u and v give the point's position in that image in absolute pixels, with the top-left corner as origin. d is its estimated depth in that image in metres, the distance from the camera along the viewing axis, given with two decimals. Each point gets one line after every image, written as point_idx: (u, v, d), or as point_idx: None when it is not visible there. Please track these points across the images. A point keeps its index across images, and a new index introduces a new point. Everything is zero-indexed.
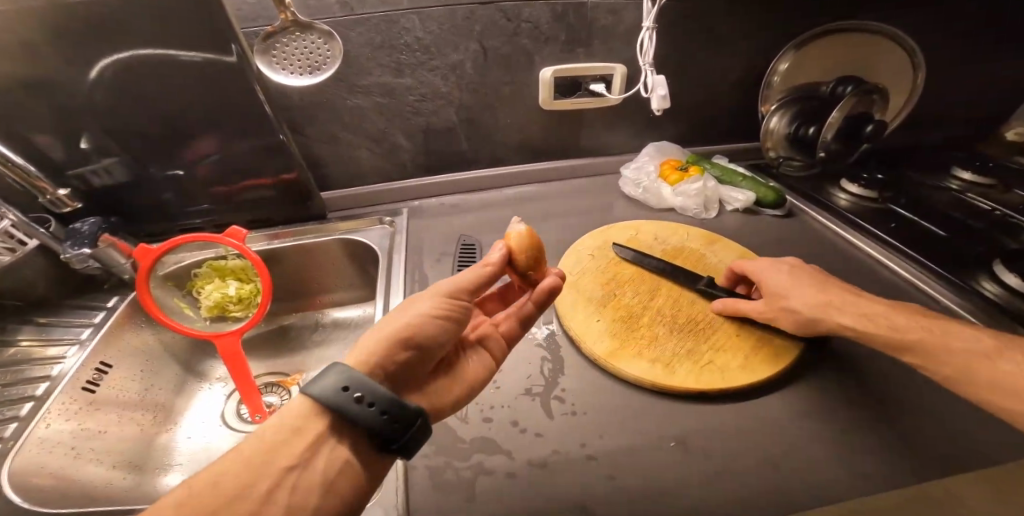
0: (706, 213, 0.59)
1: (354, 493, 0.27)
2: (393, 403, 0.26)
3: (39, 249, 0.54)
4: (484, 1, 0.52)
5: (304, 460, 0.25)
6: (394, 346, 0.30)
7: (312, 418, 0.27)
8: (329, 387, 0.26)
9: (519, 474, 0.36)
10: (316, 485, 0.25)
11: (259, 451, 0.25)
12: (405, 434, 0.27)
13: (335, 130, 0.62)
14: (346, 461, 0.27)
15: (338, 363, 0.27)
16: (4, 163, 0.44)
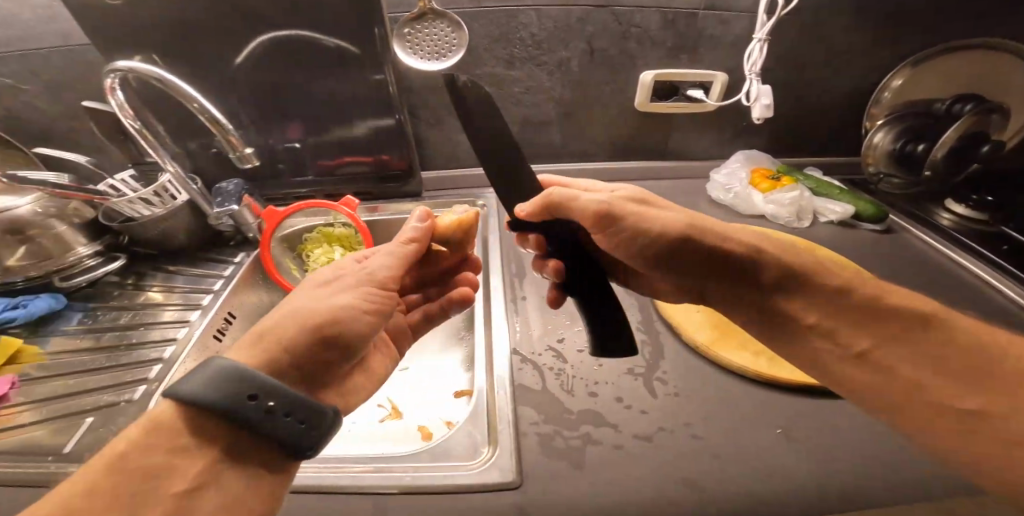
0: (801, 223, 0.59)
1: (258, 498, 0.29)
2: (298, 406, 0.30)
3: (189, 206, 0.63)
4: (600, 4, 0.55)
5: (200, 479, 0.27)
6: (313, 339, 0.35)
7: (192, 433, 0.28)
8: (216, 395, 0.28)
9: (626, 445, 0.39)
10: (221, 498, 0.28)
11: (123, 471, 0.25)
12: (315, 430, 0.31)
13: (443, 115, 0.67)
14: (244, 471, 0.30)
15: (211, 364, 0.29)
16: (204, 114, 0.45)
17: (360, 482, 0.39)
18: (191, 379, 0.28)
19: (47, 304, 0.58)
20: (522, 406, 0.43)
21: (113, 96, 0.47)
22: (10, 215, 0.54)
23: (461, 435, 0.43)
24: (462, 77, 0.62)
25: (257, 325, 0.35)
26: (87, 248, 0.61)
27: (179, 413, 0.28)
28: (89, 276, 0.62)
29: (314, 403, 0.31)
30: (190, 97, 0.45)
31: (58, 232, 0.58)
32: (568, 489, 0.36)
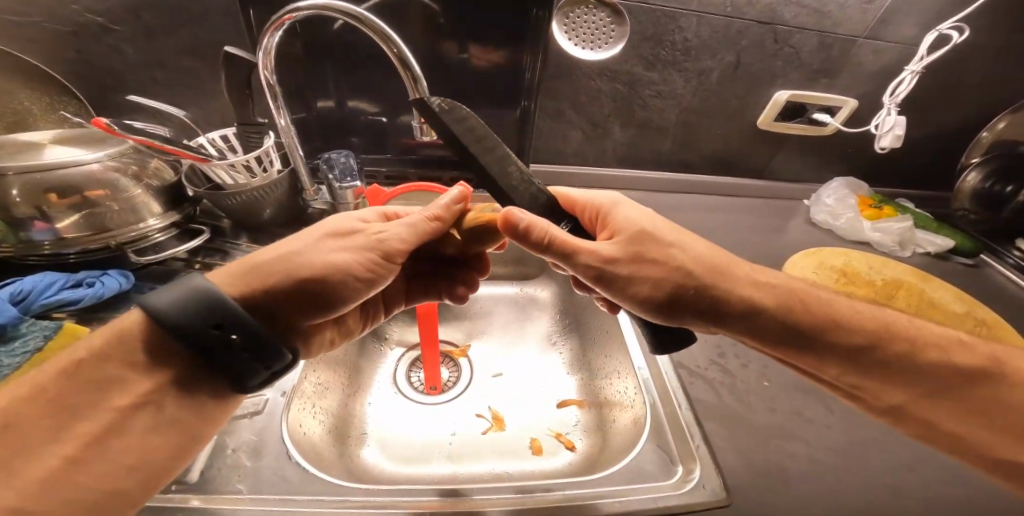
0: (902, 251, 0.70)
1: (197, 420, 0.32)
2: (265, 348, 0.31)
3: (288, 174, 0.58)
4: (762, 21, 0.61)
5: (141, 398, 0.30)
6: (295, 288, 0.35)
7: (147, 353, 0.30)
8: (182, 321, 0.29)
9: (822, 459, 0.42)
10: (156, 419, 0.30)
11: (82, 385, 0.29)
12: (268, 373, 0.32)
13: (565, 108, 0.68)
14: (189, 394, 0.32)
15: (199, 289, 0.30)
16: (408, 66, 0.43)
17: (573, 499, 0.37)
18: (167, 297, 0.29)
19: (117, 282, 0.49)
20: (707, 421, 0.44)
21: (273, 36, 0.45)
22: (82, 172, 0.45)
23: (648, 452, 0.42)
24: (602, 73, 0.64)
25: (244, 270, 0.34)
26: (158, 220, 0.52)
27: (147, 329, 0.31)
28: (160, 253, 0.53)
29: (269, 346, 0.31)
30: (390, 42, 0.43)
31: (131, 196, 0.49)
32: (787, 502, 0.38)
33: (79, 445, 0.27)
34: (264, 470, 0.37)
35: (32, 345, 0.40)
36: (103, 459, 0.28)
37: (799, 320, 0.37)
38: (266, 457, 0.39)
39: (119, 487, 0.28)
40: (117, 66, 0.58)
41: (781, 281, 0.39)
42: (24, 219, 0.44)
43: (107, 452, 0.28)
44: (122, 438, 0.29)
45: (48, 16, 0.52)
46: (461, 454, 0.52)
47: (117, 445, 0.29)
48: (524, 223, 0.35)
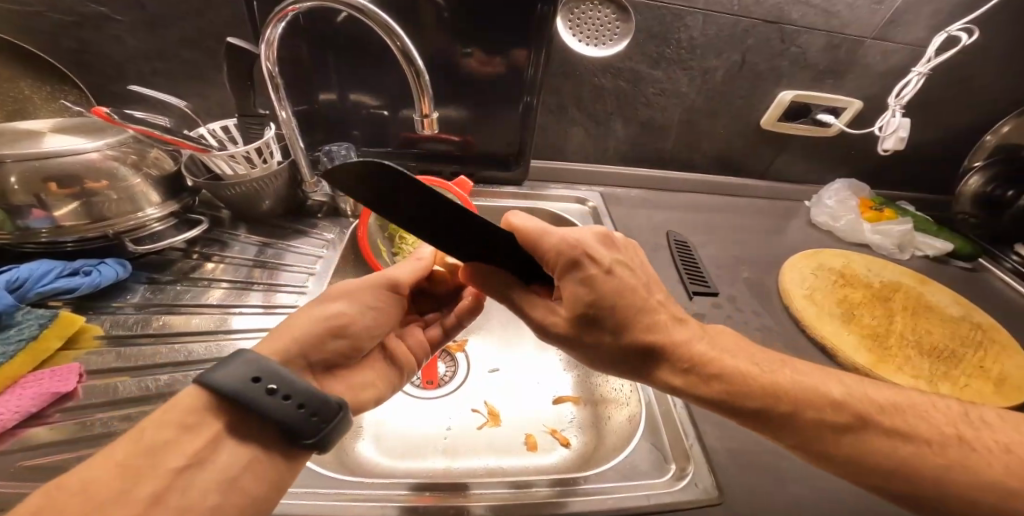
0: (901, 253, 0.70)
1: (260, 488, 0.28)
2: (310, 397, 0.29)
3: (288, 166, 0.58)
4: (768, 20, 0.60)
5: (204, 459, 0.26)
6: (321, 334, 0.35)
7: (207, 418, 0.28)
8: (237, 379, 0.28)
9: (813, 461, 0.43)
10: (217, 481, 0.27)
11: (143, 448, 0.26)
12: (325, 426, 0.29)
13: (568, 104, 0.68)
14: (251, 459, 0.28)
15: (244, 355, 0.29)
16: (410, 59, 0.43)
17: (568, 495, 0.38)
18: (220, 365, 0.28)
19: (114, 272, 0.49)
20: (702, 421, 0.45)
21: (276, 27, 0.44)
22: (80, 160, 0.44)
23: (642, 450, 0.43)
24: (606, 70, 0.64)
25: (276, 330, 0.35)
26: (157, 210, 0.52)
27: (201, 397, 0.28)
28: (158, 242, 0.53)
29: (322, 394, 0.30)
30: (393, 34, 0.42)
31: (130, 186, 0.48)
32: (777, 502, 0.39)
33: (143, 505, 0.23)
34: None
35: (28, 333, 0.40)
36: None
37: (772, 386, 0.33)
38: None
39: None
40: (118, 55, 0.57)
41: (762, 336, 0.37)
42: (22, 207, 0.44)
43: (171, 512, 0.24)
44: (184, 498, 0.25)
45: (51, 5, 0.52)
46: (454, 449, 0.52)
47: (179, 504, 0.24)
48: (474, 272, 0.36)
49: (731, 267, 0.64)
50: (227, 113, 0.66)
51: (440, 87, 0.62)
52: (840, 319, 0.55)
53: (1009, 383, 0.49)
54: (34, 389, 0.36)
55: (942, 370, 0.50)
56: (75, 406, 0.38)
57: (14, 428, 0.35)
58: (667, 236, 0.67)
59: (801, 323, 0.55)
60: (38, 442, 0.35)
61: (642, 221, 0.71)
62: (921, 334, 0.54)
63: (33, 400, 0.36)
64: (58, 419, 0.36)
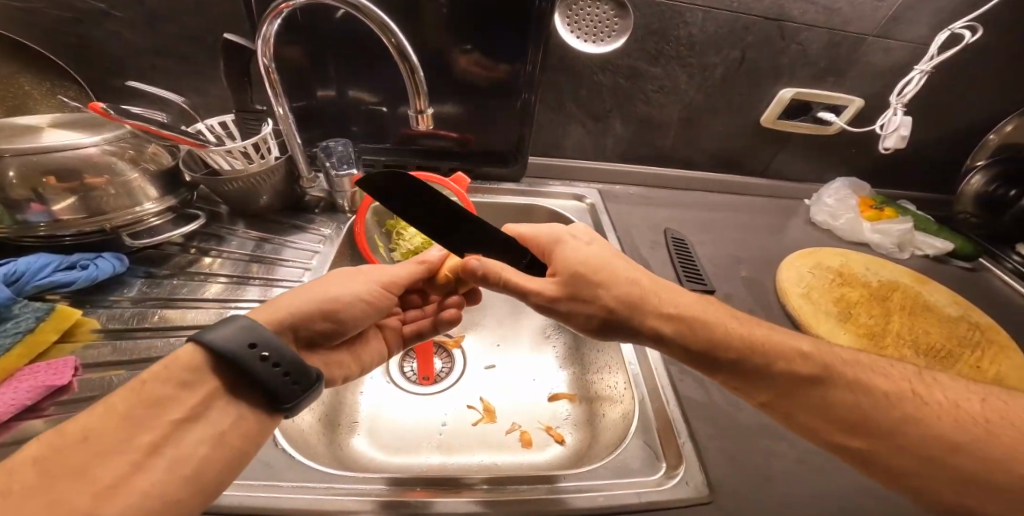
0: (900, 253, 0.70)
1: (246, 443, 0.30)
2: (295, 366, 0.31)
3: (285, 161, 0.58)
4: (769, 17, 0.60)
5: (196, 412, 0.28)
6: (314, 314, 0.36)
7: (204, 375, 0.29)
8: (233, 341, 0.29)
9: (804, 460, 0.43)
10: (208, 434, 0.28)
11: (144, 400, 0.27)
12: (300, 391, 0.31)
13: (566, 100, 0.67)
14: (239, 415, 0.30)
15: (243, 324, 0.30)
16: (406, 55, 0.43)
17: (562, 491, 0.38)
18: (220, 327, 0.30)
19: (110, 266, 0.49)
20: (695, 419, 0.45)
21: (272, 23, 0.44)
22: (77, 155, 0.44)
23: (634, 448, 0.43)
24: (604, 66, 0.63)
25: (270, 304, 0.36)
26: (154, 204, 0.52)
27: (199, 356, 0.30)
28: (156, 237, 0.54)
29: (303, 363, 0.32)
30: (389, 31, 0.42)
31: (127, 181, 0.49)
32: (765, 498, 0.39)
33: (143, 453, 0.25)
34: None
35: (24, 326, 0.41)
36: (162, 467, 0.25)
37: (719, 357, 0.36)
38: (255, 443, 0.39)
39: (172, 497, 0.25)
40: (116, 51, 0.57)
41: (746, 322, 0.38)
42: (20, 201, 0.44)
43: (166, 460, 0.25)
44: (179, 449, 0.26)
45: (50, 2, 0.52)
46: (449, 445, 0.52)
47: (174, 454, 0.26)
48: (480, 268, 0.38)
49: (728, 266, 0.64)
50: (226, 109, 0.66)
51: (437, 83, 0.62)
52: (836, 318, 0.54)
53: (1004, 383, 0.48)
54: (30, 382, 0.37)
55: (938, 369, 0.50)
56: (70, 399, 0.38)
57: (10, 421, 0.36)
58: (664, 234, 0.67)
59: (797, 323, 0.54)
60: (34, 436, 0.35)
61: (640, 218, 0.71)
62: (918, 334, 0.54)
63: (28, 393, 0.36)
64: (54, 412, 0.37)
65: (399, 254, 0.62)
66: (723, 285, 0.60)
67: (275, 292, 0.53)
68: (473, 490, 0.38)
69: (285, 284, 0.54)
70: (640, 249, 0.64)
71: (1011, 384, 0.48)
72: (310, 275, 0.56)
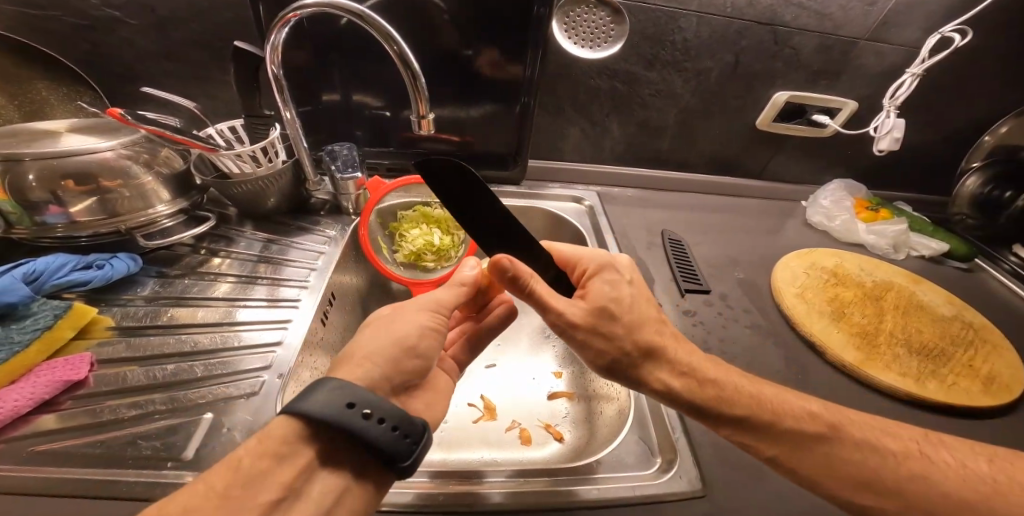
0: (896, 254, 0.71)
1: (354, 514, 0.28)
2: (402, 419, 0.29)
3: (292, 165, 0.60)
4: (762, 22, 0.61)
5: (302, 488, 0.27)
6: (398, 356, 0.35)
7: (298, 448, 0.28)
8: (331, 406, 0.27)
9: None
10: (314, 511, 0.27)
11: (239, 477, 0.25)
12: (414, 447, 0.29)
13: (564, 104, 0.69)
14: (343, 483, 0.28)
15: (333, 382, 0.28)
16: (407, 63, 0.44)
17: (558, 484, 0.39)
18: (309, 393, 0.27)
19: (124, 266, 0.51)
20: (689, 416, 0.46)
21: (279, 32, 0.46)
22: (94, 159, 0.46)
23: (629, 443, 0.44)
24: (601, 71, 0.65)
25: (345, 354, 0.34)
26: (166, 207, 0.54)
27: (292, 425, 0.28)
28: (168, 238, 0.55)
29: (407, 415, 0.30)
30: (391, 39, 0.44)
31: (141, 184, 0.51)
32: (756, 492, 0.40)
33: None
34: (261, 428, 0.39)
35: (43, 323, 0.42)
36: None
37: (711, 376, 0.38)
38: None
39: None
40: (129, 56, 0.60)
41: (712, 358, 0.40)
42: (39, 203, 0.46)
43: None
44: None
45: (66, 9, 0.54)
46: (451, 442, 0.54)
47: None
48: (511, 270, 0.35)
49: (724, 266, 0.65)
50: (234, 113, 0.68)
51: (438, 87, 0.63)
52: (829, 317, 0.55)
53: (997, 382, 0.49)
54: (47, 376, 0.39)
55: (930, 368, 0.50)
56: (87, 394, 0.40)
57: (29, 414, 0.37)
58: (661, 235, 0.68)
59: (792, 322, 0.55)
60: (54, 428, 0.37)
61: (638, 220, 0.72)
62: (911, 333, 0.55)
63: (46, 387, 0.38)
64: (69, 406, 0.39)
65: (402, 255, 0.64)
66: (718, 284, 0.61)
67: (282, 292, 0.54)
68: (472, 481, 0.39)
69: (291, 285, 0.55)
70: (637, 250, 0.65)
71: (1003, 383, 0.49)
72: (316, 275, 0.57)
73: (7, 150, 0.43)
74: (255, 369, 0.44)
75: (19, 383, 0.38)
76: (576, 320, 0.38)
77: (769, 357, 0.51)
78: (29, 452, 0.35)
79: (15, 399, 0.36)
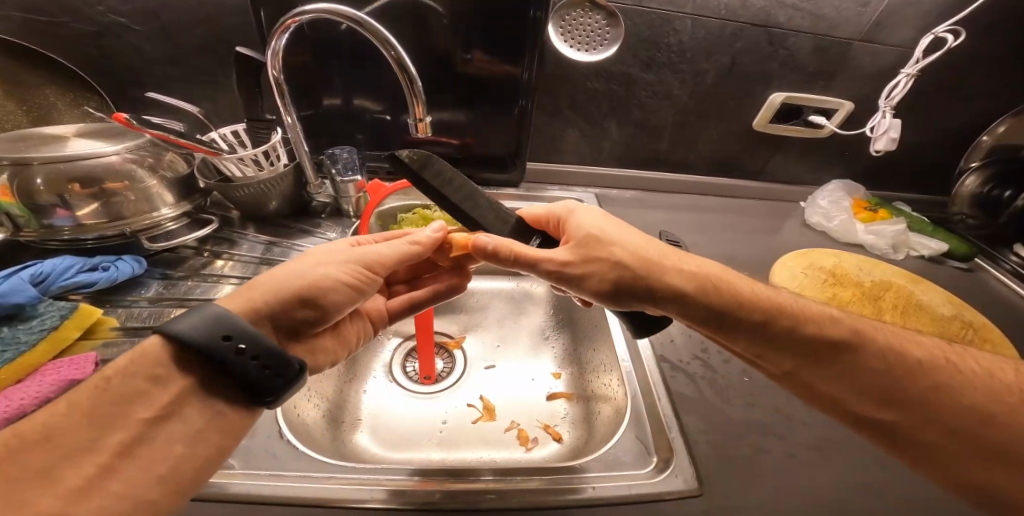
0: (896, 253, 0.70)
1: (222, 439, 0.30)
2: (274, 358, 0.31)
3: (293, 169, 0.61)
4: (756, 24, 0.62)
5: (170, 412, 0.28)
6: (292, 303, 0.35)
7: (172, 370, 0.29)
8: (206, 335, 0.29)
9: (795, 455, 0.44)
10: (184, 433, 0.29)
11: (109, 398, 0.27)
12: (282, 383, 0.32)
13: (562, 106, 0.70)
14: (215, 412, 0.30)
15: (217, 314, 0.30)
16: (405, 67, 0.45)
17: (552, 482, 0.39)
18: (190, 320, 0.29)
19: (128, 268, 0.52)
20: (686, 415, 0.46)
21: (279, 38, 0.47)
22: (99, 163, 0.48)
23: (626, 442, 0.44)
24: (598, 74, 0.65)
25: (246, 288, 0.35)
26: (171, 210, 0.55)
27: (169, 347, 0.29)
28: (172, 240, 0.56)
29: (283, 355, 0.32)
30: (388, 43, 0.45)
31: (146, 187, 0.52)
32: (752, 490, 0.40)
33: (111, 454, 0.26)
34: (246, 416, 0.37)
35: (49, 323, 0.43)
36: (136, 466, 0.26)
37: (722, 301, 0.37)
38: (261, 436, 0.41)
39: (145, 497, 0.26)
40: (135, 62, 0.61)
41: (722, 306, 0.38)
42: (47, 206, 0.47)
43: (140, 461, 0.26)
44: (152, 449, 0.27)
45: (73, 16, 0.56)
46: (450, 442, 0.54)
47: (146, 452, 0.27)
48: (490, 245, 0.37)
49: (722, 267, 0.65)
50: (237, 117, 0.69)
51: (436, 89, 0.64)
52: None
53: None
54: (54, 376, 0.39)
55: None
56: None
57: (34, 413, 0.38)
58: (660, 237, 0.69)
59: None
60: None
61: (637, 221, 0.72)
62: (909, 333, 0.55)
63: (53, 386, 0.39)
64: None
65: None
66: None
67: None
68: (469, 479, 0.39)
69: None
70: None
71: None
72: None
73: (16, 154, 0.44)
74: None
75: (25, 382, 0.39)
76: (568, 259, 0.38)
77: None
78: None
79: (21, 398, 0.37)
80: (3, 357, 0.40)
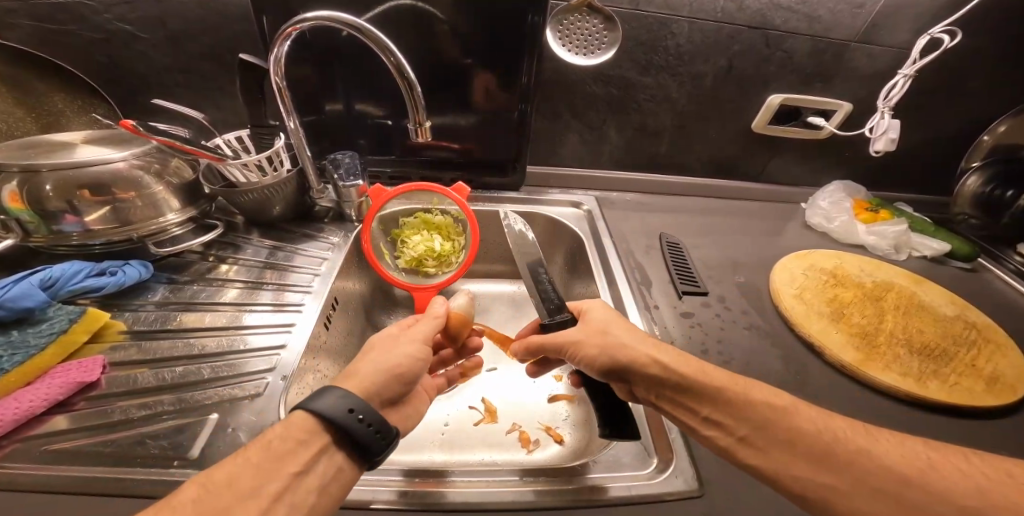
0: (897, 254, 0.70)
1: (342, 495, 0.31)
2: (385, 424, 0.32)
3: (297, 174, 0.62)
4: (752, 27, 0.62)
5: (310, 465, 0.30)
6: (388, 380, 0.37)
7: (314, 433, 0.31)
8: (338, 407, 0.31)
9: None
10: (317, 486, 0.29)
11: (270, 454, 0.29)
12: (386, 447, 0.32)
13: (561, 111, 0.70)
14: (339, 468, 0.31)
15: (342, 392, 0.32)
16: (403, 72, 0.46)
17: (553, 484, 0.39)
18: (327, 396, 0.31)
19: (136, 273, 0.53)
20: None
21: (282, 45, 0.48)
22: (108, 170, 0.48)
23: (626, 444, 0.44)
24: (596, 78, 0.66)
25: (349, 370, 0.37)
26: (176, 215, 0.56)
27: (308, 417, 0.31)
28: (178, 245, 0.58)
29: (388, 422, 0.33)
30: (388, 50, 0.46)
31: (153, 193, 0.53)
32: (753, 492, 0.40)
33: (268, 500, 0.27)
34: (265, 428, 0.40)
35: (59, 327, 0.44)
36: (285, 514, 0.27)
37: None
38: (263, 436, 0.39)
39: None
40: (142, 69, 0.62)
41: None
42: (56, 212, 0.48)
43: (286, 507, 0.27)
44: (296, 496, 0.28)
45: (82, 25, 0.57)
46: (452, 444, 0.54)
47: (290, 501, 0.28)
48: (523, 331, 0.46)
49: (723, 269, 0.65)
50: (239, 123, 0.70)
51: (437, 96, 0.65)
52: (828, 318, 0.55)
53: (1001, 382, 0.49)
54: (63, 377, 0.40)
55: (931, 367, 0.50)
56: (98, 394, 0.41)
57: (43, 414, 0.39)
58: (659, 239, 0.69)
59: (789, 323, 0.55)
60: (66, 428, 0.38)
61: (636, 224, 0.73)
62: (912, 333, 0.54)
63: (61, 388, 0.40)
64: (81, 407, 0.40)
65: (404, 261, 0.65)
66: (715, 285, 0.61)
67: (287, 296, 0.55)
68: (470, 480, 0.39)
69: (296, 290, 0.57)
70: (635, 253, 0.66)
71: (1007, 383, 0.49)
72: (320, 280, 0.58)
73: (26, 161, 0.45)
74: (260, 371, 0.45)
75: (34, 384, 0.40)
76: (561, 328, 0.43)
77: (766, 358, 0.51)
78: (43, 451, 0.36)
79: (30, 400, 0.38)
80: (13, 360, 0.41)
